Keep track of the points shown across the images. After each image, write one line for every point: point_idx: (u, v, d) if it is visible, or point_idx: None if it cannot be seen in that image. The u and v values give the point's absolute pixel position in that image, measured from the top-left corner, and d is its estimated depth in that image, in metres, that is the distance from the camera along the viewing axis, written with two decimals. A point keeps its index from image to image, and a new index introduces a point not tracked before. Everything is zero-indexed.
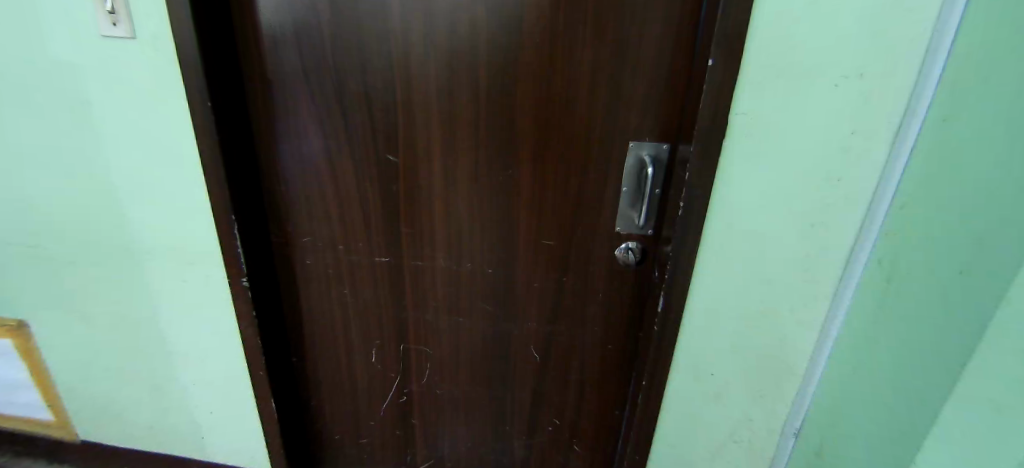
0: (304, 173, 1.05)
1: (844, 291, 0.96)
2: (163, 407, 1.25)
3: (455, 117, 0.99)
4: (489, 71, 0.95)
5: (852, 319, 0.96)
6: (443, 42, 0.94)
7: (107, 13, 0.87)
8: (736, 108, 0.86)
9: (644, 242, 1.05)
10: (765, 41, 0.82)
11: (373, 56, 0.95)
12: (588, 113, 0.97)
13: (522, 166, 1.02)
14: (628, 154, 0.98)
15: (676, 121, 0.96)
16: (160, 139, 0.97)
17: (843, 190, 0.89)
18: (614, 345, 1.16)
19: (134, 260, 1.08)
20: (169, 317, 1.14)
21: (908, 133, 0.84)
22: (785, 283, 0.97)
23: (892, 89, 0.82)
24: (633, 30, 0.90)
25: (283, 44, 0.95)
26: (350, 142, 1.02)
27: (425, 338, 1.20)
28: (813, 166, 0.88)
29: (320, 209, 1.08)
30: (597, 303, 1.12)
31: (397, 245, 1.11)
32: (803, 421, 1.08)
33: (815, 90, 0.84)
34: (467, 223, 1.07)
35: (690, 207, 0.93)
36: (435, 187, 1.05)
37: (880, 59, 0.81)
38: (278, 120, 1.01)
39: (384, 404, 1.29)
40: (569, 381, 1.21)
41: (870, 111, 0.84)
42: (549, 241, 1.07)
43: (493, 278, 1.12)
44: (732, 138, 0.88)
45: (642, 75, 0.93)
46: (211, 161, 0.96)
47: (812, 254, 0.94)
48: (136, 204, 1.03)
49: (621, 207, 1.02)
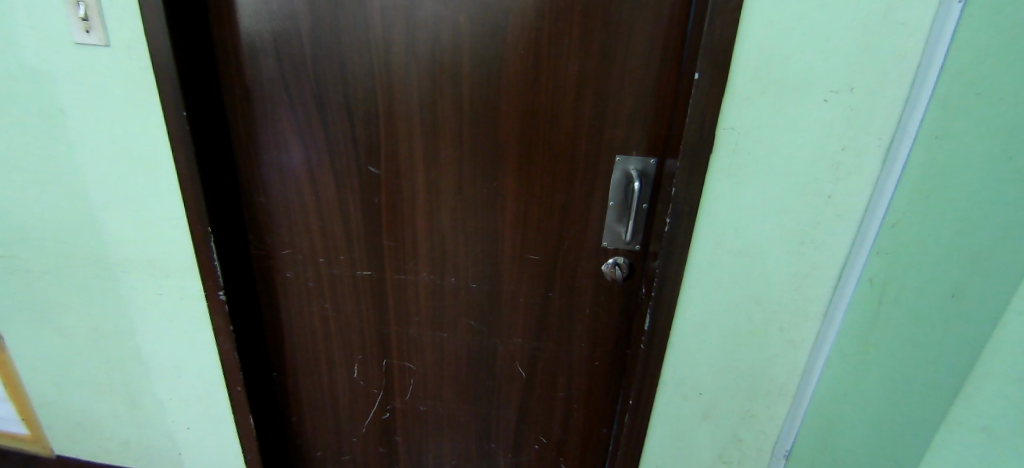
0: (285, 183, 1.02)
1: (835, 311, 0.93)
2: (140, 422, 1.22)
3: (439, 128, 0.97)
4: (472, 81, 0.93)
5: (845, 340, 0.93)
6: (424, 51, 0.92)
7: (80, 20, 0.86)
8: (724, 123, 0.85)
9: (631, 257, 1.03)
10: (753, 55, 0.81)
11: (353, 64, 0.93)
12: (574, 126, 0.95)
13: (505, 180, 1.00)
14: (615, 168, 0.97)
15: (664, 134, 0.94)
16: (136, 149, 0.94)
17: (833, 207, 0.87)
18: (602, 361, 1.13)
19: (110, 273, 1.05)
20: (145, 330, 1.10)
21: (900, 149, 0.82)
22: (775, 301, 0.94)
23: (883, 104, 0.80)
24: (618, 41, 0.89)
25: (262, 54, 0.93)
26: (332, 153, 0.99)
27: (408, 353, 1.17)
28: (804, 182, 0.86)
29: (300, 220, 1.05)
30: (584, 318, 1.10)
31: (379, 258, 1.08)
32: (794, 443, 1.03)
33: (805, 106, 0.82)
34: (450, 236, 1.05)
35: (677, 223, 0.91)
36: (418, 200, 1.02)
37: (871, 74, 0.79)
38: (257, 131, 0.99)
39: (368, 421, 1.26)
40: (555, 398, 1.18)
41: (861, 127, 0.82)
42: (535, 256, 1.05)
43: (477, 293, 1.10)
44: (719, 153, 0.86)
45: (629, 87, 0.91)
46: (187, 171, 0.93)
47: (803, 271, 0.91)
48: (112, 215, 1.00)
49: (607, 222, 1.00)
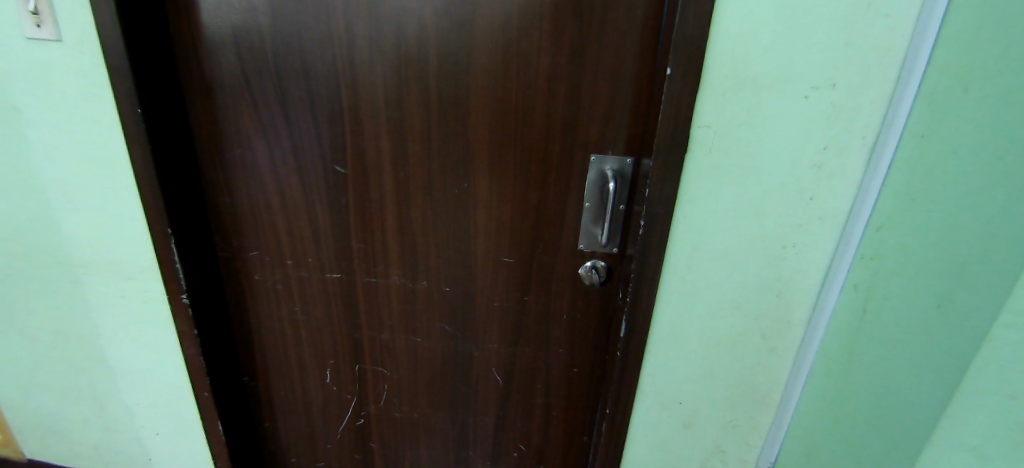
0: (250, 182, 0.99)
1: (819, 317, 0.88)
2: (108, 426, 1.19)
3: (405, 126, 0.93)
4: (438, 76, 0.90)
5: (829, 348, 0.89)
6: (389, 46, 0.88)
7: (31, 14, 0.83)
8: (700, 121, 0.80)
9: (609, 260, 0.99)
10: (729, 49, 0.76)
11: (315, 59, 0.90)
12: (546, 124, 0.91)
13: (477, 180, 0.96)
14: (590, 168, 0.93)
15: (640, 132, 0.89)
16: (92, 147, 0.91)
17: (816, 208, 0.82)
18: (580, 367, 1.09)
19: (72, 275, 1.03)
20: (109, 334, 1.08)
21: (885, 148, 0.77)
22: (756, 306, 0.90)
23: (867, 100, 0.76)
24: (590, 36, 0.85)
25: (222, 49, 0.90)
26: (296, 152, 0.96)
27: (381, 358, 1.14)
28: (784, 182, 0.82)
29: (266, 221, 1.02)
30: (561, 323, 1.06)
31: (348, 261, 1.04)
32: (778, 453, 0.99)
33: (784, 103, 0.78)
34: (421, 237, 1.01)
35: (651, 225, 0.87)
36: (387, 200, 0.99)
37: (853, 69, 0.75)
38: (219, 129, 0.96)
39: (341, 427, 1.22)
40: (534, 405, 1.14)
41: (844, 125, 0.78)
42: (509, 259, 1.02)
43: (450, 296, 1.06)
44: (695, 152, 0.82)
45: (602, 83, 0.87)
46: (144, 170, 0.90)
47: (785, 276, 0.87)
48: (71, 215, 0.97)
49: (583, 224, 0.97)
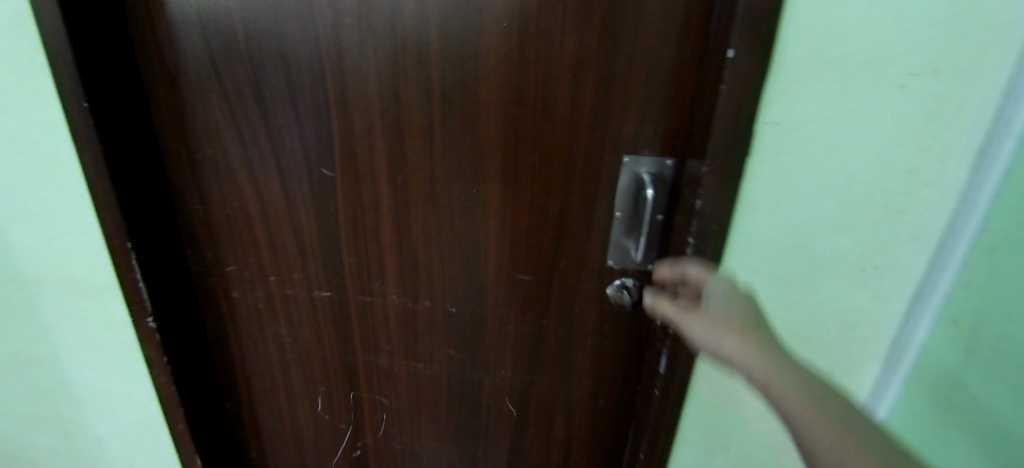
0: (223, 188, 0.85)
1: (900, 357, 0.72)
2: (76, 456, 1.07)
3: (403, 123, 0.79)
4: (441, 63, 0.75)
5: (913, 396, 0.72)
6: (382, 25, 0.73)
7: None
8: (766, 117, 0.65)
9: (641, 278, 0.85)
10: (803, 26, 0.60)
11: (296, 42, 0.75)
12: (570, 119, 0.76)
13: (487, 185, 0.81)
14: (623, 171, 0.78)
15: (685, 130, 0.74)
16: (33, 148, 0.76)
17: (903, 226, 0.66)
18: (607, 400, 0.95)
19: (21, 293, 0.89)
20: (70, 358, 0.95)
21: (1001, 151, 0.60)
22: (821, 342, 0.74)
23: (979, 90, 0.59)
24: (627, 10, 0.69)
25: (185, 30, 0.76)
26: (276, 152, 0.82)
27: (378, 385, 1.00)
28: (866, 193, 0.65)
29: (244, 232, 0.88)
30: (585, 350, 0.92)
31: (339, 277, 0.91)
32: None
33: (869, 94, 0.61)
34: (423, 251, 0.87)
35: (701, 244, 0.73)
36: (382, 208, 0.85)
37: (964, 49, 0.58)
38: (185, 125, 0.81)
39: (336, 459, 1.09)
40: (552, 439, 1.01)
41: (948, 122, 0.60)
42: (525, 276, 0.88)
43: (457, 318, 0.92)
44: (759, 154, 0.67)
45: (639, 69, 0.72)
46: (96, 176, 0.76)
47: (860, 307, 0.71)
48: (14, 226, 0.83)
49: (613, 236, 0.82)
